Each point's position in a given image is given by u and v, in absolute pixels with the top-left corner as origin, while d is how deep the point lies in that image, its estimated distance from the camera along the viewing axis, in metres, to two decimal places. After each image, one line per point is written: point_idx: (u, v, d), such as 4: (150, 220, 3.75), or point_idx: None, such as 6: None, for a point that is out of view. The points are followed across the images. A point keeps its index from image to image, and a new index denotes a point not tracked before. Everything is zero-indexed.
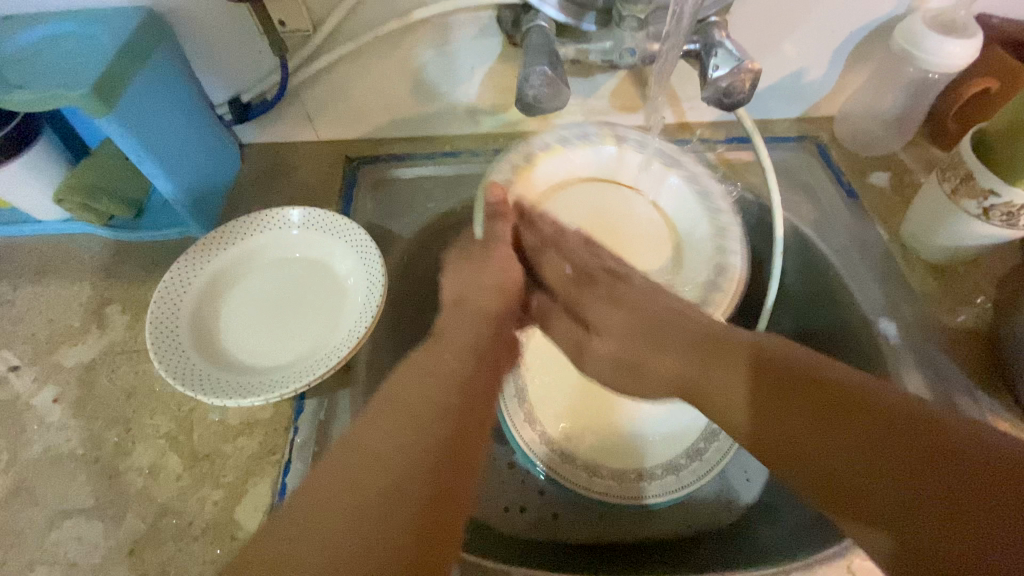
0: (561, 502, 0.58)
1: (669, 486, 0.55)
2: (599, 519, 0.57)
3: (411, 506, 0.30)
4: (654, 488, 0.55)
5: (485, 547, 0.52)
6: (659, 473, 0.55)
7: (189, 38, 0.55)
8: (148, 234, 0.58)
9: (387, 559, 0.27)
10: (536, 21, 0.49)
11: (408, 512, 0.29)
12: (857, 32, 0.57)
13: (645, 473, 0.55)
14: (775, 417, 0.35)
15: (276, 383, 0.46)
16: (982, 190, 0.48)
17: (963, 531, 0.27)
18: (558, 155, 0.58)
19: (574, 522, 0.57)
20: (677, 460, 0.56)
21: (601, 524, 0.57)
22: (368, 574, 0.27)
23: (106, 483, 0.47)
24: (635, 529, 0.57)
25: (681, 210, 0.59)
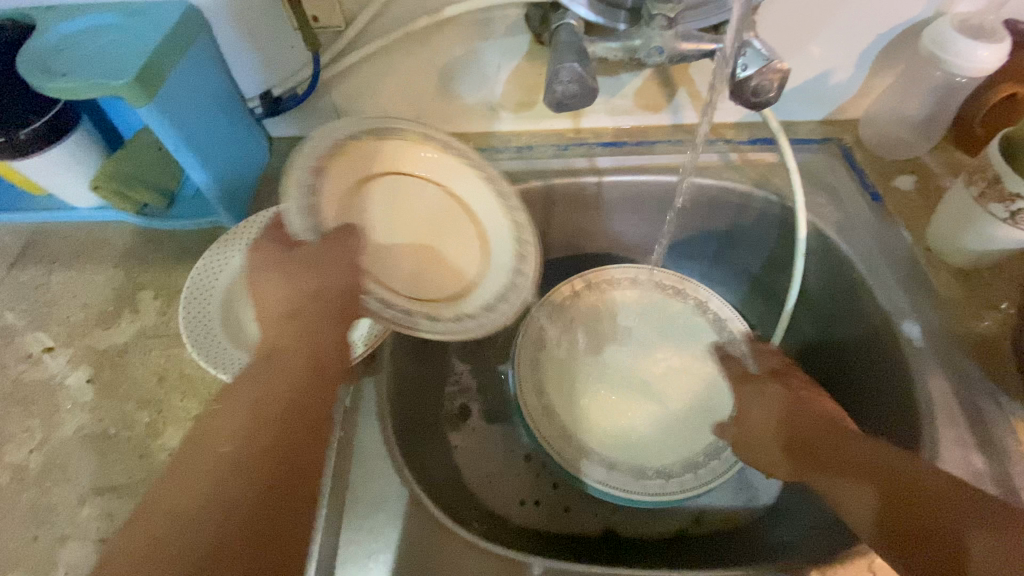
0: (574, 495, 0.58)
1: (686, 484, 0.53)
2: (612, 513, 0.58)
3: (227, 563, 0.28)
4: (673, 486, 0.53)
5: (501, 537, 0.53)
6: (677, 471, 0.54)
7: (226, 31, 0.56)
8: (179, 223, 0.60)
9: None
10: (565, 19, 0.49)
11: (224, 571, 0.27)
12: (886, 34, 0.57)
13: (663, 470, 0.54)
14: (798, 450, 0.46)
15: None
16: (1010, 194, 0.47)
17: (928, 519, 0.36)
18: (347, 158, 0.49)
19: (587, 514, 0.57)
20: (696, 458, 0.55)
21: (614, 517, 0.57)
22: None
23: (138, 462, 0.48)
24: (648, 524, 0.57)
25: (490, 217, 0.54)
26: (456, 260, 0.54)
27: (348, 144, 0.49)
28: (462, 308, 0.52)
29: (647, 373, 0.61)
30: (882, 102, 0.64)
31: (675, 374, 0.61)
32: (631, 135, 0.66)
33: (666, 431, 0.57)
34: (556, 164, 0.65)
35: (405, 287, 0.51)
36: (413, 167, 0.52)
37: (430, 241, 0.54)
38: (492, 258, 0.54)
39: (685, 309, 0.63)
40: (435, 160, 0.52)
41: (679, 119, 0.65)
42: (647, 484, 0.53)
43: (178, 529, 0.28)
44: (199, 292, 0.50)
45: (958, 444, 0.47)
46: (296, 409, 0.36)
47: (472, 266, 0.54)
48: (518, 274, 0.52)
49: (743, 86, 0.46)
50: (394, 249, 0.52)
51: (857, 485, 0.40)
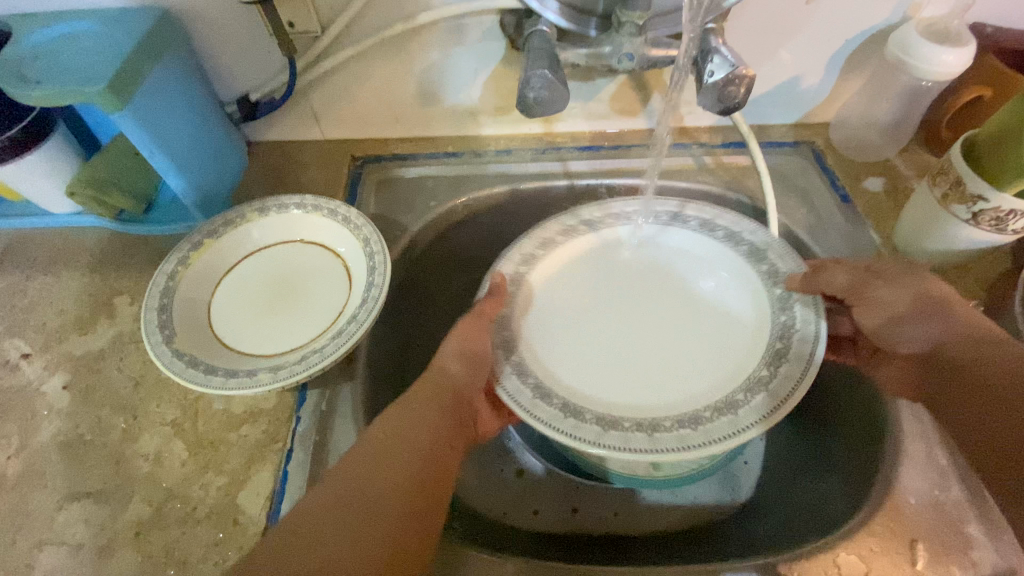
0: (582, 497, 0.60)
1: (763, 407, 0.44)
2: (614, 516, 0.59)
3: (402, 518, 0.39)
4: (715, 434, 0.44)
5: (505, 540, 0.53)
6: (709, 416, 0.46)
7: (202, 38, 0.57)
8: (155, 228, 0.60)
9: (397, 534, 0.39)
10: (537, 26, 0.50)
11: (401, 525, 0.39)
12: (852, 41, 0.59)
13: (691, 419, 0.46)
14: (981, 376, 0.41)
15: (266, 371, 0.45)
16: (971, 196, 0.49)
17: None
18: (208, 253, 0.52)
19: (593, 517, 0.59)
20: (761, 374, 0.47)
21: (616, 520, 0.58)
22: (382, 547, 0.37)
23: (113, 468, 0.47)
24: (648, 524, 0.58)
25: (343, 242, 0.54)
26: (325, 298, 0.52)
27: (209, 238, 0.52)
28: (320, 340, 0.47)
29: (641, 318, 0.56)
30: (853, 106, 0.65)
31: (704, 313, 0.55)
32: (606, 138, 0.67)
33: (691, 371, 0.51)
34: (534, 168, 0.66)
35: (279, 342, 0.49)
36: (268, 239, 0.55)
37: (302, 287, 0.53)
38: (353, 275, 0.52)
39: (711, 246, 0.57)
40: (283, 223, 0.55)
41: (654, 122, 0.66)
42: (713, 431, 0.44)
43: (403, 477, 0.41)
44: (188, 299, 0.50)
45: (924, 439, 0.48)
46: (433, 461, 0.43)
47: (338, 289, 0.52)
48: (369, 287, 0.49)
49: (710, 91, 0.47)
50: (267, 309, 0.51)
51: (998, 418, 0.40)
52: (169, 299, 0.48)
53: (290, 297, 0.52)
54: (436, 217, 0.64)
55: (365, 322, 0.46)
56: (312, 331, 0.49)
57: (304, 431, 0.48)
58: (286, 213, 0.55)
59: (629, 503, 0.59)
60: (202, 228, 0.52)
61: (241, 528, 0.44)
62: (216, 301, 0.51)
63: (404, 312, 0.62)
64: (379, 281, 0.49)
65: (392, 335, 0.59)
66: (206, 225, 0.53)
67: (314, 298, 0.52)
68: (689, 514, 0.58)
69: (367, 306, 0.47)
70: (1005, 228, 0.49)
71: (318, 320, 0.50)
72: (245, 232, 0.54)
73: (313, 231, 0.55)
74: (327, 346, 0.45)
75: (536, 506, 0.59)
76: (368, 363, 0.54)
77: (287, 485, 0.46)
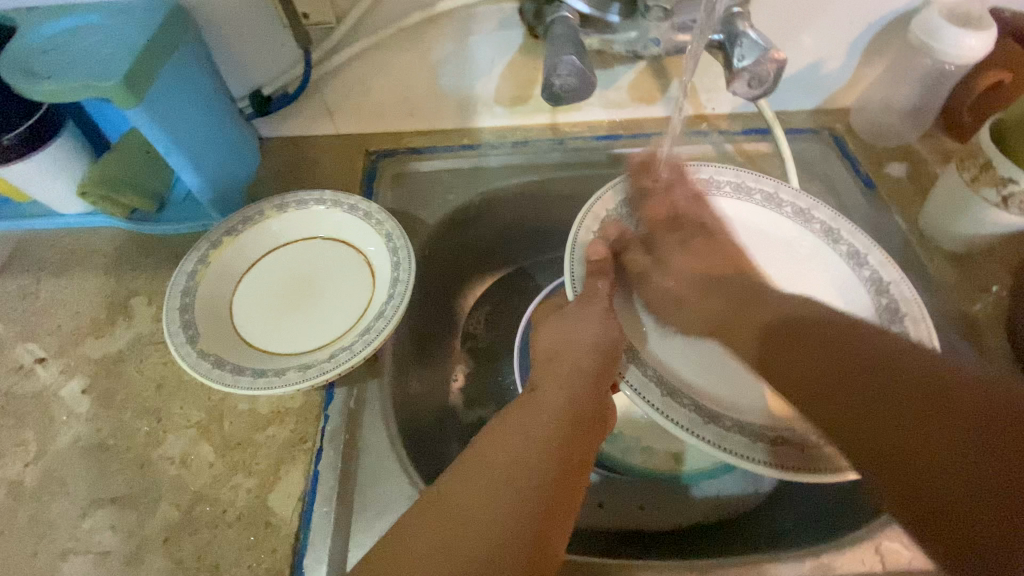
0: (607, 491, 0.60)
1: (761, 453, 0.42)
2: (640, 510, 0.58)
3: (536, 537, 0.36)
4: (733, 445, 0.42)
5: None
6: (728, 426, 0.44)
7: (213, 31, 0.55)
8: (169, 227, 0.59)
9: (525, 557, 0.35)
10: (559, 13, 0.49)
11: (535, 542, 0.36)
12: (875, 24, 0.58)
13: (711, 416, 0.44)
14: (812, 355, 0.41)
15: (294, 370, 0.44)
16: (1002, 178, 0.48)
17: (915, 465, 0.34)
18: (228, 251, 0.51)
19: (618, 511, 0.58)
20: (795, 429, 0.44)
21: (642, 514, 0.58)
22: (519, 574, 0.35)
23: (138, 472, 0.46)
24: (674, 516, 0.58)
25: (365, 237, 0.52)
26: (349, 295, 0.51)
27: (227, 235, 0.51)
28: (347, 338, 0.46)
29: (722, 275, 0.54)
30: (873, 91, 0.64)
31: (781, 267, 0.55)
32: (625, 127, 0.66)
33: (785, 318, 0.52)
34: (555, 159, 0.65)
35: (305, 341, 0.48)
36: (287, 236, 0.53)
37: (325, 284, 0.52)
38: (378, 271, 0.51)
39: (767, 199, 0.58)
40: (302, 219, 0.54)
41: (674, 111, 0.65)
42: (728, 443, 0.42)
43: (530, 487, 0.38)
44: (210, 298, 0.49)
45: None
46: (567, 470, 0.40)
47: (361, 286, 0.51)
48: (395, 282, 0.48)
49: (740, 76, 0.46)
50: (291, 306, 0.50)
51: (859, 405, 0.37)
52: (190, 298, 0.47)
53: (313, 295, 0.51)
54: (455, 211, 0.63)
55: (395, 318, 0.45)
56: (339, 329, 0.48)
57: (333, 431, 0.47)
58: (305, 209, 0.54)
59: (654, 497, 0.59)
60: (219, 226, 0.50)
61: (274, 530, 0.43)
62: (237, 299, 0.50)
63: (425, 309, 0.61)
64: (406, 277, 0.48)
65: (415, 331, 0.58)
66: (225, 222, 0.51)
67: (339, 295, 0.51)
68: (718, 505, 0.58)
69: (395, 302, 0.46)
70: None
71: (344, 317, 0.49)
72: (263, 230, 0.53)
73: (333, 226, 0.54)
74: (356, 344, 0.44)
75: None
76: (393, 359, 0.53)
77: (319, 485, 0.45)
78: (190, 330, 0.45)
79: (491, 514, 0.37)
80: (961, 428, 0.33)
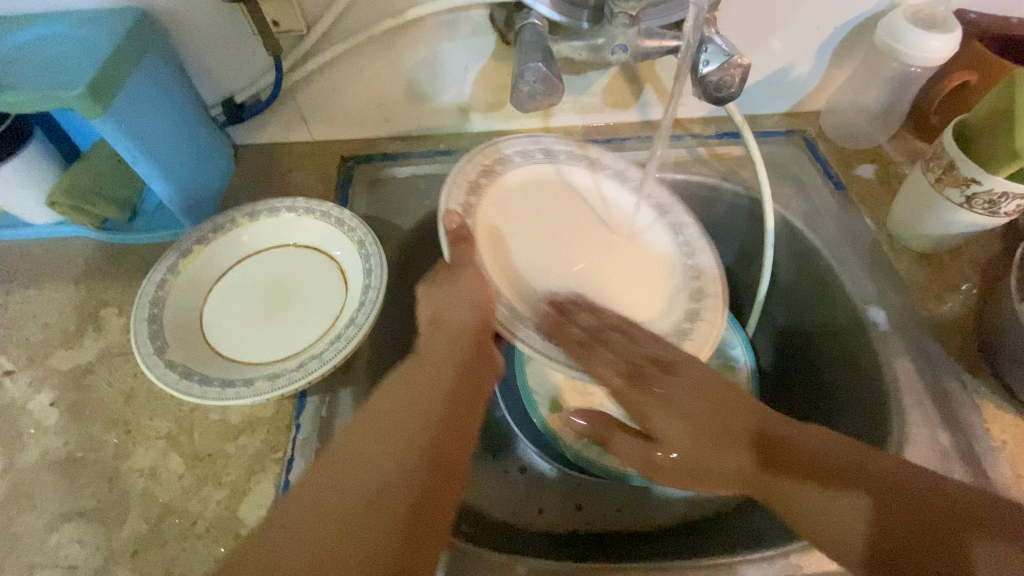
0: (585, 494, 0.60)
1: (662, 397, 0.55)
2: (618, 512, 0.59)
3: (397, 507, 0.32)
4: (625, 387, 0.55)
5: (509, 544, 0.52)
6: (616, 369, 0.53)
7: (183, 39, 0.55)
8: (142, 236, 0.58)
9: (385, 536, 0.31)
10: (528, 20, 0.50)
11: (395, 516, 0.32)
12: (842, 28, 0.59)
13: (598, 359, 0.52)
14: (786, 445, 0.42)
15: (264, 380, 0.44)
16: (964, 179, 0.49)
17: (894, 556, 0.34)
18: (199, 260, 0.50)
19: (596, 514, 0.59)
20: None
21: (620, 516, 0.58)
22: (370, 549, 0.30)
23: (106, 485, 0.46)
24: (651, 518, 0.58)
25: (337, 245, 0.52)
26: (321, 302, 0.50)
27: (197, 245, 0.51)
28: (318, 346, 0.46)
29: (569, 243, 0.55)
30: (842, 94, 0.65)
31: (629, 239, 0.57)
32: (599, 132, 0.67)
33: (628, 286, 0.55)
34: None
35: (276, 350, 0.48)
36: (259, 244, 0.53)
37: (297, 292, 0.51)
38: (349, 278, 0.51)
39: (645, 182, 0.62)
40: (274, 227, 0.54)
41: (647, 115, 0.66)
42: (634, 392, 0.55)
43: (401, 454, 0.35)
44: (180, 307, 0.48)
45: (926, 423, 0.49)
46: (445, 438, 0.37)
47: (334, 293, 0.51)
48: (366, 290, 0.48)
49: (705, 82, 0.47)
50: (263, 315, 0.50)
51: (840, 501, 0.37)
52: (159, 309, 0.46)
53: (285, 303, 0.51)
54: (430, 216, 0.63)
55: (365, 325, 0.45)
56: (310, 337, 0.48)
57: (304, 440, 0.47)
58: (277, 217, 0.53)
59: (633, 499, 0.59)
60: (189, 235, 0.50)
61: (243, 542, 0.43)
62: (208, 309, 0.50)
63: (402, 315, 0.61)
64: (376, 284, 0.48)
65: (390, 337, 0.58)
66: (196, 231, 0.51)
67: (311, 302, 0.51)
68: (694, 509, 0.59)
69: (365, 310, 0.46)
70: (998, 212, 0.50)
71: (315, 325, 0.49)
72: (234, 238, 0.52)
73: (306, 234, 0.53)
74: (326, 351, 0.44)
75: (538, 505, 0.59)
76: (367, 366, 0.52)
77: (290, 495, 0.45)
78: (158, 341, 0.45)
79: (391, 456, 0.34)
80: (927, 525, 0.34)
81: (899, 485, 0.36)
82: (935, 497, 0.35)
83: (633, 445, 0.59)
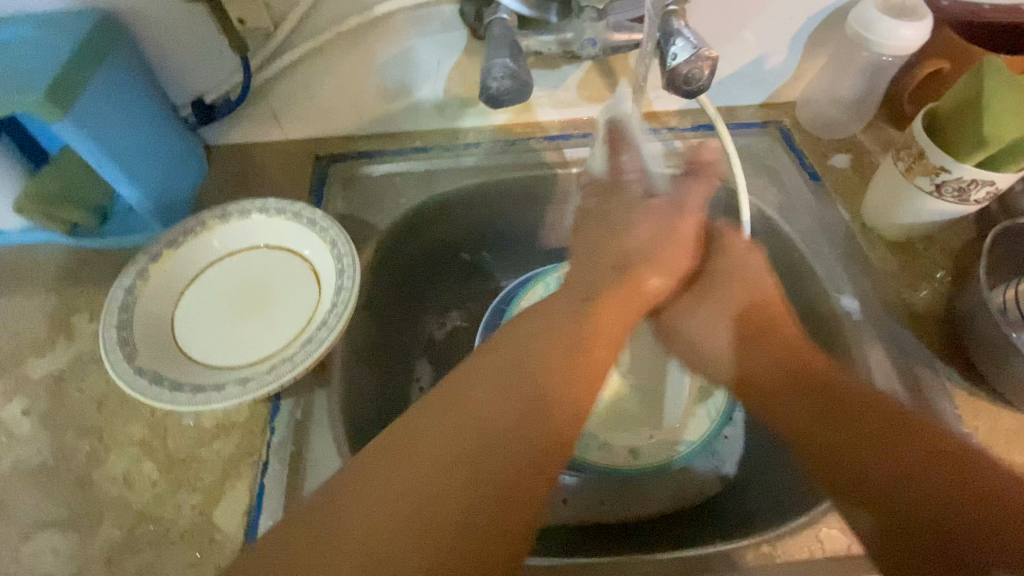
0: (570, 489, 0.60)
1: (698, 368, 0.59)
2: (602, 504, 0.59)
3: (516, 471, 0.35)
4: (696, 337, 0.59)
5: None
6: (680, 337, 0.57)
7: (148, 39, 0.54)
8: (113, 240, 0.57)
9: (497, 499, 0.34)
10: (497, 14, 0.49)
11: (511, 476, 0.35)
12: (814, 17, 0.59)
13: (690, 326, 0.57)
14: (823, 410, 0.46)
15: (236, 382, 0.43)
16: (934, 168, 0.49)
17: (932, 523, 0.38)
18: (169, 263, 0.50)
19: (581, 507, 0.59)
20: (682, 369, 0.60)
21: (605, 508, 0.59)
22: (484, 506, 0.33)
23: (80, 492, 0.46)
24: (635, 509, 0.59)
25: (310, 245, 0.52)
26: (295, 303, 0.50)
27: (167, 248, 0.50)
28: (291, 348, 0.46)
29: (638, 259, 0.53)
30: (816, 84, 0.65)
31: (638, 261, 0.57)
32: (576, 126, 0.66)
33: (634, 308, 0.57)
34: (506, 159, 0.65)
35: (249, 353, 0.47)
36: (231, 246, 0.53)
37: (271, 294, 0.51)
38: (323, 278, 0.50)
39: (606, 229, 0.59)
40: (246, 227, 0.53)
41: None
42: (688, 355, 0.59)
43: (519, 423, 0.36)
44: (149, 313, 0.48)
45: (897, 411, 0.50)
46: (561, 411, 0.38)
47: (307, 293, 0.50)
48: (339, 290, 0.48)
49: (675, 75, 0.47)
50: (237, 318, 0.50)
51: (882, 470, 0.41)
52: (128, 314, 0.46)
53: (259, 305, 0.50)
54: (406, 214, 0.62)
55: (337, 326, 0.45)
56: (284, 339, 0.48)
57: (279, 443, 0.47)
58: (248, 218, 0.53)
59: (617, 491, 0.60)
60: (158, 239, 0.49)
61: (218, 546, 0.43)
62: (179, 313, 0.49)
63: (379, 316, 0.61)
64: (349, 283, 0.47)
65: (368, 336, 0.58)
66: (165, 235, 0.50)
67: (285, 303, 0.50)
68: (676, 499, 0.59)
69: (338, 310, 0.46)
70: (968, 199, 0.50)
71: (290, 327, 0.49)
72: (204, 240, 0.52)
73: (277, 234, 0.53)
74: (297, 354, 0.44)
75: None
76: (343, 367, 0.52)
77: (265, 498, 0.45)
78: (127, 347, 0.44)
79: (509, 423, 0.36)
80: (976, 509, 0.37)
81: (930, 511, 0.38)
82: (960, 523, 0.37)
83: (614, 438, 0.59)
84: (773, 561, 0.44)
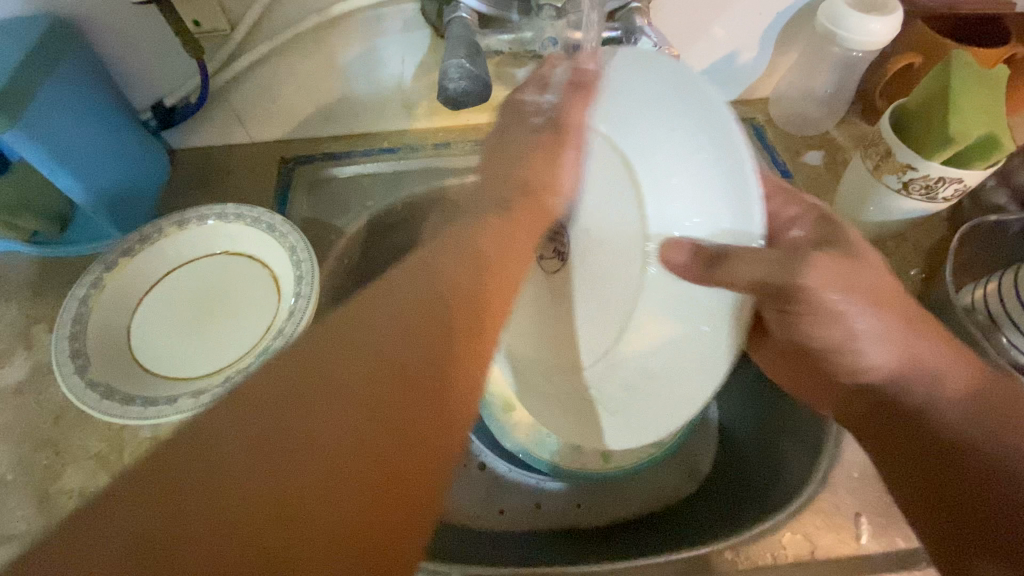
0: (544, 493, 0.59)
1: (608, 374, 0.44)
2: (577, 508, 0.58)
3: (382, 471, 0.25)
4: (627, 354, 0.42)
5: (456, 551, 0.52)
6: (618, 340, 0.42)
7: (103, 43, 0.53)
8: (72, 248, 0.56)
9: (350, 519, 0.23)
10: (456, 13, 0.47)
11: (376, 482, 0.24)
12: (784, 13, 0.58)
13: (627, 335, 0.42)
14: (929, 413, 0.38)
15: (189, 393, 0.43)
16: (902, 166, 0.49)
17: None
18: (126, 273, 0.49)
19: (555, 512, 0.58)
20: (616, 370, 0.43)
21: (579, 513, 0.58)
22: (336, 531, 0.23)
23: (36, 508, 0.45)
24: (609, 512, 0.58)
25: (269, 251, 0.51)
26: (254, 311, 0.49)
27: (123, 257, 0.49)
28: (247, 359, 0.45)
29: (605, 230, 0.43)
30: (790, 80, 0.64)
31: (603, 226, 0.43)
32: None
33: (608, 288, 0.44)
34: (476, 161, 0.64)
35: (207, 363, 0.47)
36: (190, 253, 0.52)
37: (230, 301, 0.50)
38: (282, 284, 0.49)
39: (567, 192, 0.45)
40: (205, 234, 0.52)
41: None
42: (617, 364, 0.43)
43: (386, 400, 0.26)
44: (104, 324, 0.47)
45: None
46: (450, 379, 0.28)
47: (266, 300, 0.49)
48: (296, 298, 0.47)
49: None
50: (194, 327, 0.49)
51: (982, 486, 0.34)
52: (82, 325, 0.45)
53: (217, 313, 0.50)
54: (375, 218, 0.61)
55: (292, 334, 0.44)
56: (242, 348, 0.47)
57: None
58: (208, 224, 0.52)
59: (592, 494, 0.59)
60: (113, 248, 0.48)
61: None
62: (135, 323, 0.48)
63: None
64: (306, 291, 0.46)
65: None
66: (122, 243, 0.49)
67: (243, 311, 0.49)
68: (650, 501, 0.59)
69: (294, 318, 0.45)
70: (935, 198, 0.50)
71: (248, 335, 0.48)
72: (162, 248, 0.51)
73: (236, 242, 0.52)
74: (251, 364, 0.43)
75: (499, 506, 0.58)
76: None
77: None
78: (81, 360, 0.43)
79: (373, 400, 0.26)
80: None
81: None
82: None
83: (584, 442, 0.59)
84: (738, 566, 0.44)
